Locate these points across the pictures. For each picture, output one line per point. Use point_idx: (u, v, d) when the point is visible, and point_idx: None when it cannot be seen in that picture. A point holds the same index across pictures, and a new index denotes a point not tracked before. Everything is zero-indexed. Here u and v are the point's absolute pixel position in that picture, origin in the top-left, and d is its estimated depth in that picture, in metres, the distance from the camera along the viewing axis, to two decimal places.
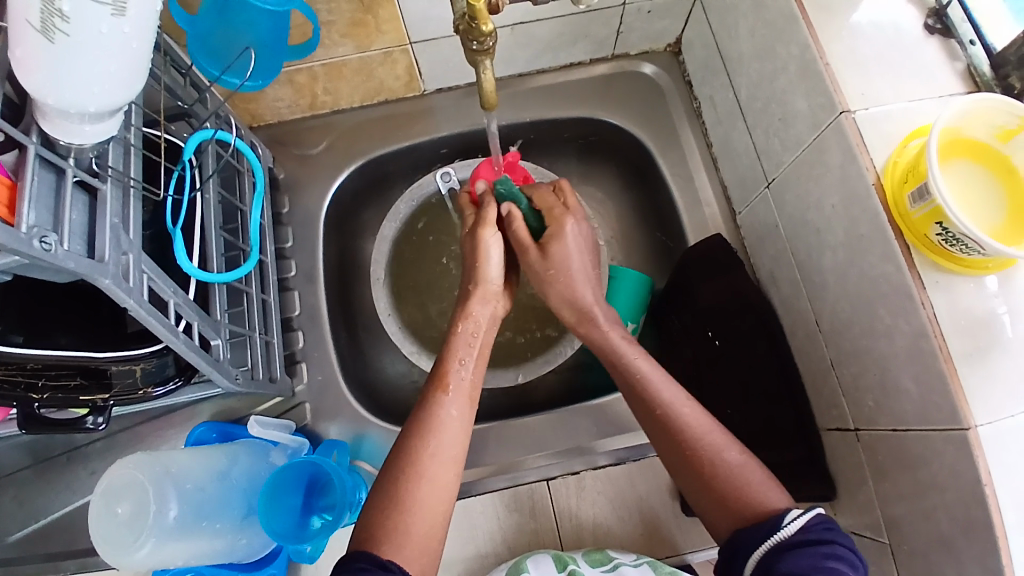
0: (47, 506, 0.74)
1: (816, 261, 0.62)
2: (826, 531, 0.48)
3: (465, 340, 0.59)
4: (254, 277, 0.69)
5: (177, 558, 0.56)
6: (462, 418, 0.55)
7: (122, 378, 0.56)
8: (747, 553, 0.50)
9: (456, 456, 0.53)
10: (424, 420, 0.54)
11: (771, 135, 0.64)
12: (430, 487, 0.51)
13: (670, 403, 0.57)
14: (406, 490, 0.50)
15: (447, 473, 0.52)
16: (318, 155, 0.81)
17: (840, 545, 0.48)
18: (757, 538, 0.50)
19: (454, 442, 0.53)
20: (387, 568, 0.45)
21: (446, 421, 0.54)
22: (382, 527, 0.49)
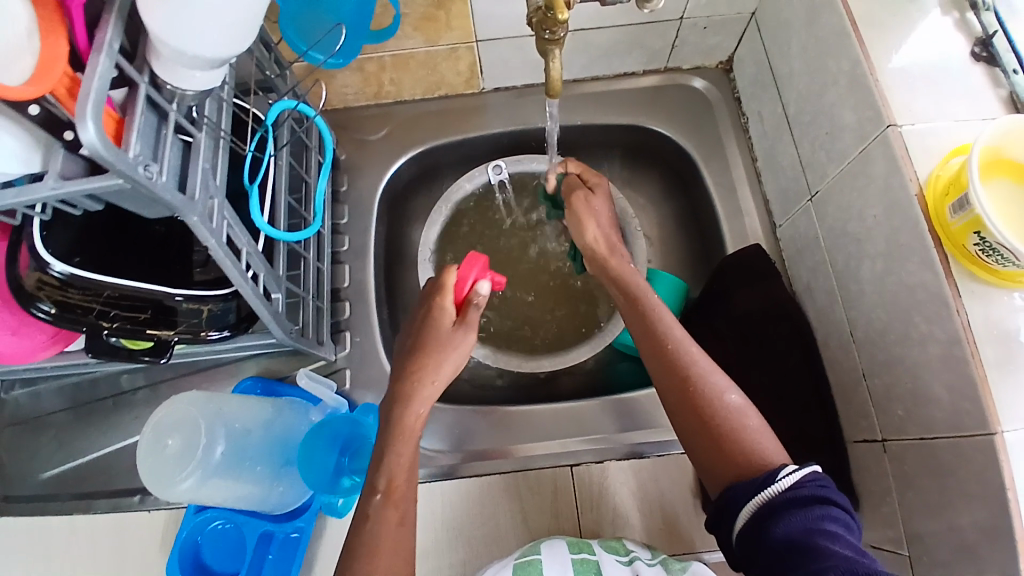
0: (86, 447, 0.76)
1: (854, 271, 0.64)
2: (817, 488, 0.49)
3: (417, 377, 0.59)
4: (312, 244, 0.73)
5: (215, 496, 0.59)
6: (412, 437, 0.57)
7: (188, 317, 0.59)
8: (742, 505, 0.51)
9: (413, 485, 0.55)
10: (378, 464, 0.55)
11: (817, 148, 0.67)
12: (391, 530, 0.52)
13: (677, 340, 0.61)
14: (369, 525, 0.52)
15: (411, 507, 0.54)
16: (377, 140, 0.85)
17: (834, 507, 0.49)
18: (750, 493, 0.51)
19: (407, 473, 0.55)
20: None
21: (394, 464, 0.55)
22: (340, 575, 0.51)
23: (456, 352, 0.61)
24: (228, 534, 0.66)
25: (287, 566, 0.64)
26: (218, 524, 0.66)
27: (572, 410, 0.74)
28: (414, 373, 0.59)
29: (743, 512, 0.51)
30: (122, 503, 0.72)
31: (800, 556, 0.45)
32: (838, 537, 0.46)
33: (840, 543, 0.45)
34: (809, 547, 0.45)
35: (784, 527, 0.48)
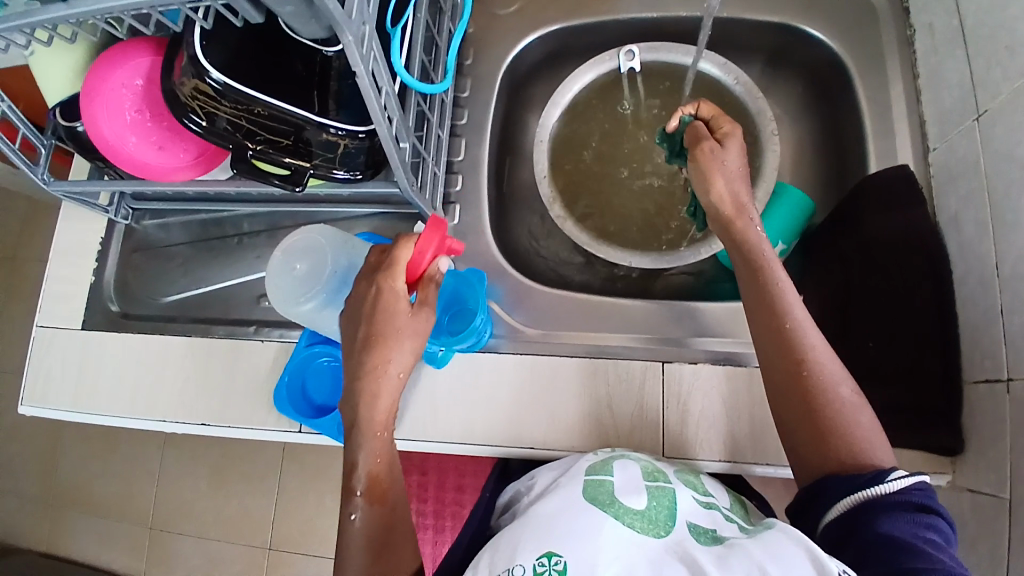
0: (210, 276, 0.81)
1: (1013, 199, 0.59)
2: (925, 499, 0.50)
3: (379, 347, 0.57)
4: (437, 107, 0.73)
5: (330, 322, 0.63)
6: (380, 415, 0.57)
7: (323, 151, 0.60)
8: (837, 497, 0.52)
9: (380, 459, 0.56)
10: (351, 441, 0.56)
11: (996, 63, 0.61)
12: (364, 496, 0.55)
13: (794, 325, 0.58)
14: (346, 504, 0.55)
15: (381, 478, 0.56)
16: (507, 16, 0.82)
17: (940, 518, 0.49)
18: (851, 487, 0.52)
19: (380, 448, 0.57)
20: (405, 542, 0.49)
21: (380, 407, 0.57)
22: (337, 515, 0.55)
23: (405, 351, 0.57)
24: (332, 371, 0.70)
25: None
26: (323, 361, 0.70)
27: (671, 309, 0.74)
28: (379, 342, 0.57)
29: (839, 504, 0.52)
30: (237, 331, 0.76)
31: (896, 555, 0.46)
32: (944, 550, 0.47)
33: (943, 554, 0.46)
34: (909, 549, 0.46)
35: (886, 527, 0.49)
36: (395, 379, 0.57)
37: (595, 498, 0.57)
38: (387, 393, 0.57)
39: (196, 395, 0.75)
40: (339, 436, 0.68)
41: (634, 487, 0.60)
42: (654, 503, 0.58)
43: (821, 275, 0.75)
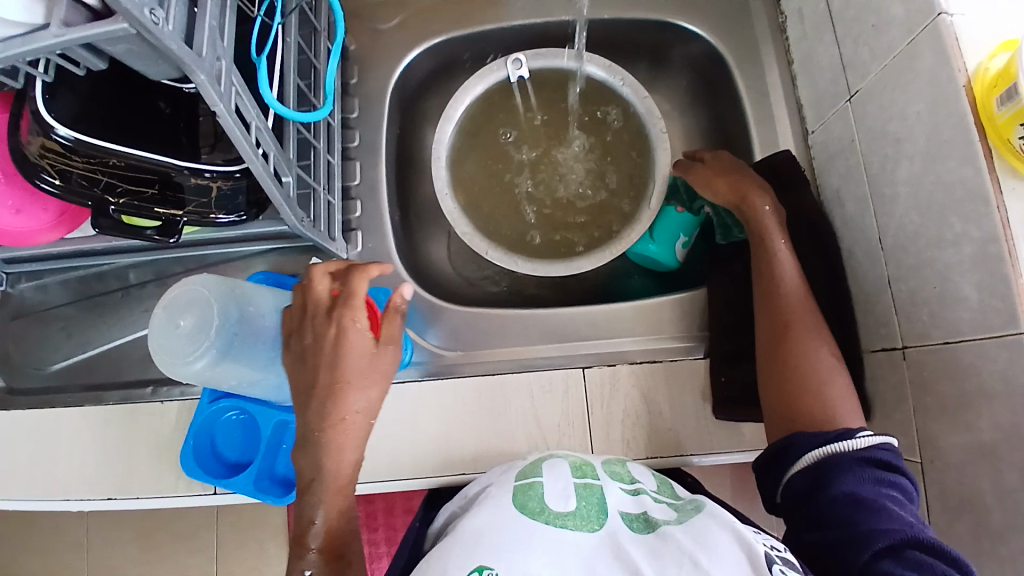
0: (96, 338, 0.75)
1: (889, 174, 0.62)
2: (889, 455, 0.53)
3: (337, 386, 0.56)
4: (323, 134, 0.70)
5: (227, 377, 0.59)
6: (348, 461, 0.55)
7: (196, 196, 0.57)
8: (806, 450, 0.56)
9: (340, 504, 0.55)
10: (313, 488, 0.54)
11: (860, 44, 0.63)
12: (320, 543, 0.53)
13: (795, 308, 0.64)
14: (299, 553, 0.53)
15: (340, 524, 0.55)
16: (390, 31, 0.80)
17: (901, 478, 0.53)
18: (820, 442, 0.56)
19: (341, 495, 0.55)
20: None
21: (341, 444, 0.55)
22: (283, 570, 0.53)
23: (366, 390, 0.56)
24: (241, 424, 0.67)
25: None
26: (230, 415, 0.67)
27: (588, 315, 0.74)
28: (337, 382, 0.56)
29: (803, 459, 0.56)
30: (133, 394, 0.72)
31: (854, 510, 0.51)
32: (902, 505, 0.51)
33: (899, 508, 0.50)
34: (868, 505, 0.50)
35: (849, 482, 0.52)
36: (360, 415, 0.56)
37: (526, 505, 0.56)
38: (347, 436, 0.55)
39: (99, 467, 0.70)
40: (255, 493, 0.65)
41: (564, 488, 0.58)
42: (583, 503, 0.57)
43: (722, 260, 0.75)
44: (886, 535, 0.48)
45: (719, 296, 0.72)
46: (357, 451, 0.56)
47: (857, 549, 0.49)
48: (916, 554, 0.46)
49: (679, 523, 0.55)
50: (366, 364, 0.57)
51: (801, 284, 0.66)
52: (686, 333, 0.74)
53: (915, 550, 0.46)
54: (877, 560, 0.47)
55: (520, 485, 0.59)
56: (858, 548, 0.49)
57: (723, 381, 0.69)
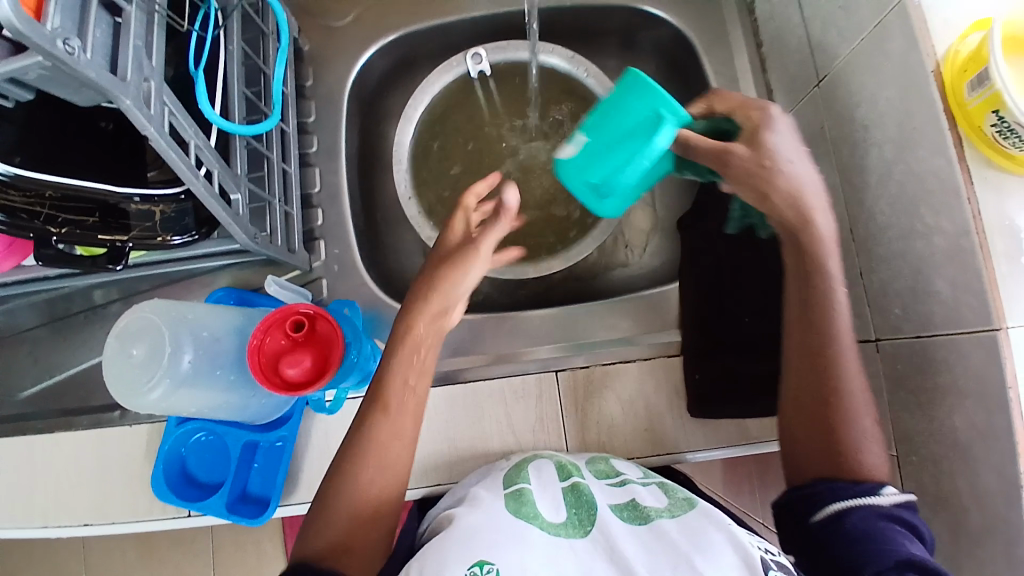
0: (62, 362, 0.73)
1: (860, 162, 0.59)
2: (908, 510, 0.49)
3: (436, 317, 0.55)
4: (276, 142, 0.68)
5: (186, 403, 0.58)
6: (418, 399, 0.55)
7: (141, 219, 0.55)
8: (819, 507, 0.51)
9: (405, 440, 0.54)
10: (383, 411, 0.53)
11: (828, 26, 0.61)
12: (379, 473, 0.53)
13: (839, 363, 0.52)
14: (357, 482, 0.52)
15: (399, 459, 0.54)
16: (345, 28, 0.77)
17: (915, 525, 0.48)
18: (842, 494, 0.50)
19: (408, 428, 0.54)
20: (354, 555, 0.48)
21: (398, 401, 0.54)
22: (312, 518, 0.52)
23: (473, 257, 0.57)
24: (212, 445, 0.67)
25: (273, 475, 0.65)
26: (201, 437, 0.67)
27: (558, 315, 0.72)
28: (437, 312, 0.55)
29: (826, 509, 0.50)
30: (103, 419, 0.70)
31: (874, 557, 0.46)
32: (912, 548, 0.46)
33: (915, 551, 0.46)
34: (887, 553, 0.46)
35: (868, 529, 0.48)
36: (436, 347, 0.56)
37: (522, 511, 0.55)
38: (423, 366, 0.55)
39: (72, 495, 0.68)
40: (228, 516, 0.64)
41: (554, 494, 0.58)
42: (574, 510, 0.57)
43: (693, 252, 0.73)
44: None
45: (693, 291, 0.70)
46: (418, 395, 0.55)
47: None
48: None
49: (672, 517, 0.56)
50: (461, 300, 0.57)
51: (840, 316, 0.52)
52: (663, 328, 0.71)
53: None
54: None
55: (510, 492, 0.58)
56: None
57: (697, 378, 0.67)
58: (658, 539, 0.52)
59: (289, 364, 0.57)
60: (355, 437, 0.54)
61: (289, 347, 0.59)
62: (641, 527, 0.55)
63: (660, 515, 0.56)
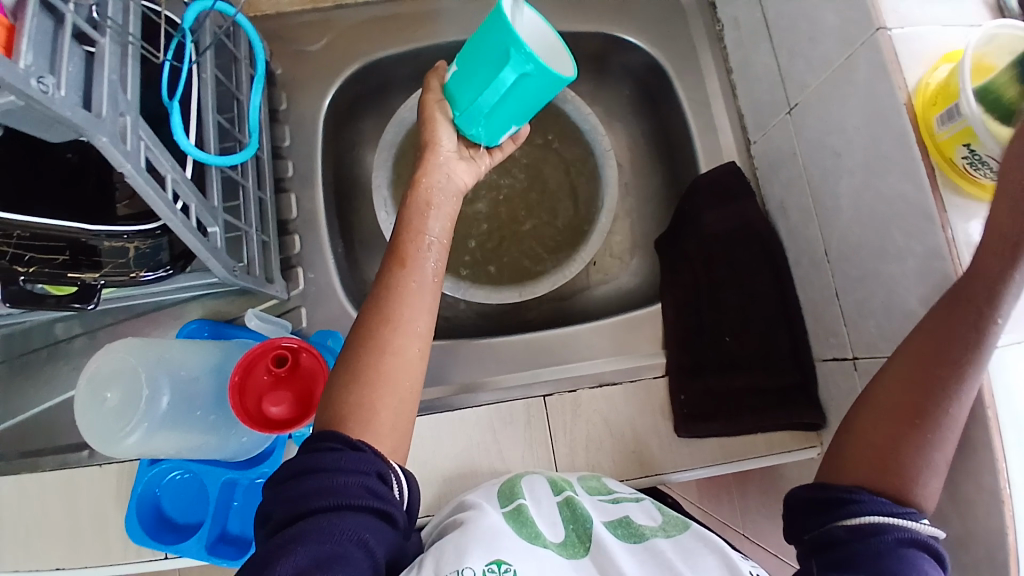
0: (25, 403, 0.68)
1: (832, 185, 0.61)
2: (941, 548, 0.45)
3: (421, 204, 0.58)
4: (251, 170, 0.66)
5: (167, 446, 0.56)
6: (426, 290, 0.55)
7: (113, 257, 0.53)
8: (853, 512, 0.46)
9: (418, 332, 0.54)
10: (387, 291, 0.54)
11: (797, 55, 0.63)
12: (395, 360, 0.52)
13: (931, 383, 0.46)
14: (373, 364, 0.51)
15: (413, 346, 0.53)
16: (317, 51, 0.76)
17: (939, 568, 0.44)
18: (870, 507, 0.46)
19: (421, 317, 0.54)
20: (359, 450, 0.47)
21: (408, 293, 0.54)
22: (349, 401, 0.50)
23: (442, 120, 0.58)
24: (188, 483, 0.64)
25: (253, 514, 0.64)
26: (175, 475, 0.64)
27: (540, 340, 0.72)
28: (421, 205, 0.58)
29: (860, 519, 0.45)
30: (69, 460, 0.66)
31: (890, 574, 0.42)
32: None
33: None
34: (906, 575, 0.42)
35: (889, 546, 0.44)
36: (437, 245, 0.57)
37: (523, 530, 0.57)
38: (428, 253, 0.56)
39: (35, 546, 0.64)
40: (208, 558, 0.62)
41: (549, 511, 0.60)
42: (571, 527, 0.59)
43: (672, 272, 0.74)
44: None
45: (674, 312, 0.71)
46: (421, 296, 0.55)
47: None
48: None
49: (667, 535, 0.57)
50: (447, 195, 0.60)
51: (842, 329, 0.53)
52: (647, 349, 0.72)
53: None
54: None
55: (508, 511, 0.59)
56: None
57: (682, 399, 0.68)
58: (654, 559, 0.54)
59: (272, 401, 0.56)
60: (363, 318, 0.54)
61: (271, 383, 0.57)
62: (636, 546, 0.57)
63: (655, 533, 0.58)
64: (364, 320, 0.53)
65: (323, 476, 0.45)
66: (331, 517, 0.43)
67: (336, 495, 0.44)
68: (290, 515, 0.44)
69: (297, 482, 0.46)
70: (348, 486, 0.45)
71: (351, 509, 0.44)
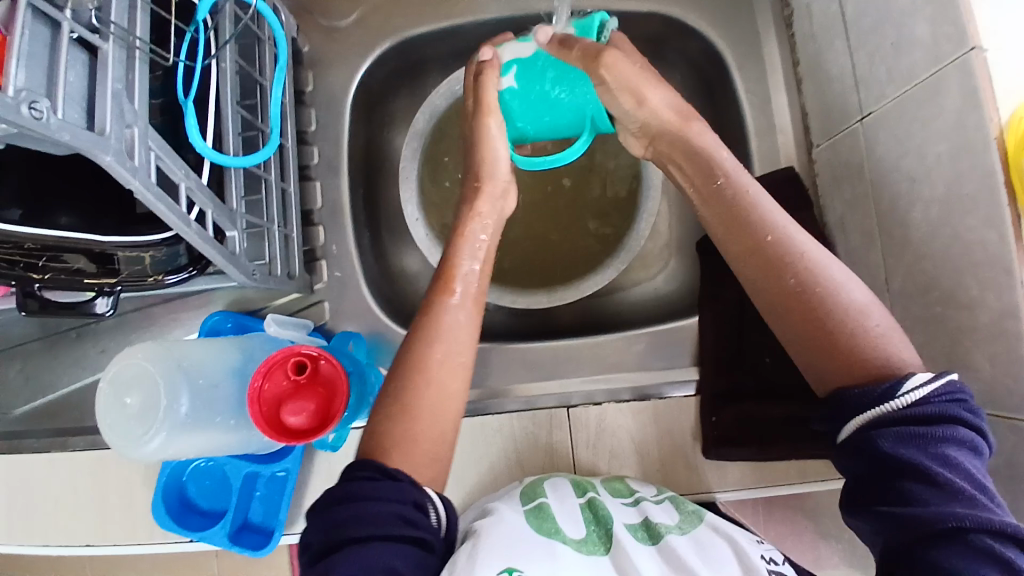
0: (59, 380, 0.70)
1: (901, 212, 0.55)
2: (950, 405, 0.42)
3: (470, 239, 0.59)
4: (274, 163, 0.63)
5: (188, 448, 0.56)
6: (469, 321, 0.54)
7: (130, 265, 0.52)
8: (848, 416, 0.44)
9: (462, 363, 0.52)
10: (430, 322, 0.53)
11: (876, 59, 0.55)
12: (434, 393, 0.50)
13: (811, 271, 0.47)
14: (414, 397, 0.50)
15: (455, 376, 0.51)
16: (346, 28, 0.71)
17: (963, 426, 0.41)
18: (863, 408, 0.43)
19: (461, 347, 0.52)
20: (397, 480, 0.46)
21: (450, 323, 0.53)
22: (368, 428, 0.48)
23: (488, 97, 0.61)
24: (212, 471, 0.66)
25: (274, 504, 0.65)
26: (200, 463, 0.65)
27: (571, 348, 0.69)
28: (461, 235, 0.58)
29: (851, 425, 0.43)
30: (100, 441, 0.68)
31: (913, 486, 0.40)
32: (957, 467, 0.40)
33: (959, 475, 0.40)
34: (922, 479, 0.40)
35: (897, 450, 0.41)
36: (480, 274, 0.57)
37: (544, 528, 0.55)
38: (469, 280, 0.56)
39: (69, 518, 0.67)
40: (231, 546, 0.63)
41: (571, 509, 0.59)
42: (593, 527, 0.58)
43: (713, 282, 0.70)
44: (952, 522, 0.38)
45: (712, 327, 0.67)
46: (467, 327, 0.53)
47: (911, 530, 0.39)
48: (988, 541, 0.37)
49: (682, 534, 0.57)
50: (493, 217, 0.61)
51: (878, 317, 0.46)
52: (679, 365, 0.68)
53: (989, 538, 0.37)
54: (934, 539, 0.38)
55: (528, 508, 0.58)
56: (919, 535, 0.39)
57: (713, 421, 0.65)
58: (669, 561, 0.53)
59: (290, 411, 0.56)
60: (405, 350, 0.53)
61: (292, 389, 0.57)
62: (652, 548, 0.55)
63: (671, 531, 0.57)
64: (409, 350, 0.52)
65: (357, 505, 0.44)
66: (363, 547, 0.41)
67: (369, 524, 0.43)
68: (325, 546, 0.43)
69: (335, 510, 0.45)
70: (378, 514, 0.43)
71: (385, 539, 0.42)
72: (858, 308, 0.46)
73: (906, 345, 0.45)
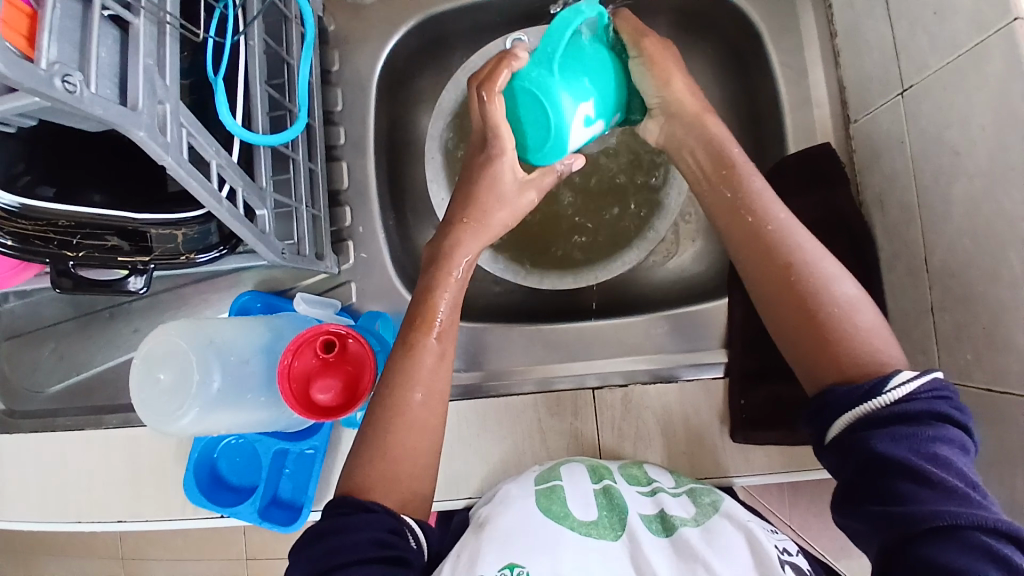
0: (93, 358, 0.72)
1: (942, 188, 0.53)
2: (935, 402, 0.42)
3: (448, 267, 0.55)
4: (301, 142, 0.63)
5: (221, 423, 0.57)
6: (445, 356, 0.53)
7: (162, 242, 0.53)
8: (836, 414, 0.43)
9: (440, 394, 0.52)
10: (406, 362, 0.52)
11: (917, 30, 0.54)
12: (417, 433, 0.50)
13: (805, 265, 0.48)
14: (393, 438, 0.49)
15: (433, 414, 0.51)
16: (373, 5, 0.71)
17: (952, 427, 0.41)
18: (851, 403, 0.43)
19: (440, 382, 0.52)
20: (370, 510, 0.46)
21: (428, 366, 0.52)
22: None
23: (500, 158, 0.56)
24: (242, 448, 0.67)
25: (303, 481, 0.65)
26: (231, 439, 0.67)
27: (597, 329, 0.69)
28: (442, 274, 0.55)
29: (840, 427, 0.43)
30: (132, 418, 0.69)
31: (909, 485, 0.39)
32: (948, 465, 0.39)
33: (952, 474, 0.39)
34: (916, 478, 0.39)
35: (889, 449, 0.40)
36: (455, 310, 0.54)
37: (553, 511, 0.55)
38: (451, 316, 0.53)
39: (101, 493, 0.69)
40: (261, 521, 0.64)
41: (585, 494, 0.58)
42: (606, 513, 0.57)
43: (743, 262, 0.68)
44: (948, 517, 0.37)
45: (742, 307, 0.66)
46: (442, 374, 0.52)
47: (905, 529, 0.38)
48: (984, 539, 0.36)
49: (698, 526, 0.55)
50: None
51: (885, 324, 0.47)
52: (708, 345, 0.68)
53: (982, 533, 0.36)
54: (929, 540, 0.37)
55: (542, 488, 0.58)
56: (914, 533, 0.38)
57: (742, 404, 0.65)
58: (679, 551, 0.52)
59: (319, 389, 0.56)
60: (383, 391, 0.51)
61: (321, 367, 0.57)
62: (665, 540, 0.54)
63: (686, 523, 0.56)
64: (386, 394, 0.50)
65: (338, 537, 0.45)
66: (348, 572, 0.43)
67: (347, 554, 0.44)
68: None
69: (318, 543, 0.45)
70: (357, 543, 0.44)
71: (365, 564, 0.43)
72: (849, 303, 0.47)
73: (895, 345, 0.46)
